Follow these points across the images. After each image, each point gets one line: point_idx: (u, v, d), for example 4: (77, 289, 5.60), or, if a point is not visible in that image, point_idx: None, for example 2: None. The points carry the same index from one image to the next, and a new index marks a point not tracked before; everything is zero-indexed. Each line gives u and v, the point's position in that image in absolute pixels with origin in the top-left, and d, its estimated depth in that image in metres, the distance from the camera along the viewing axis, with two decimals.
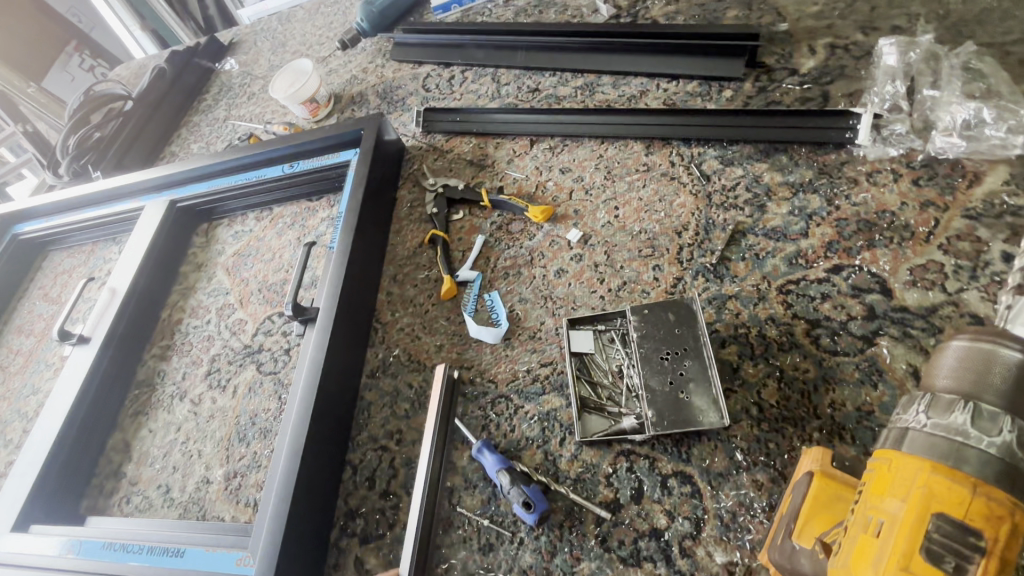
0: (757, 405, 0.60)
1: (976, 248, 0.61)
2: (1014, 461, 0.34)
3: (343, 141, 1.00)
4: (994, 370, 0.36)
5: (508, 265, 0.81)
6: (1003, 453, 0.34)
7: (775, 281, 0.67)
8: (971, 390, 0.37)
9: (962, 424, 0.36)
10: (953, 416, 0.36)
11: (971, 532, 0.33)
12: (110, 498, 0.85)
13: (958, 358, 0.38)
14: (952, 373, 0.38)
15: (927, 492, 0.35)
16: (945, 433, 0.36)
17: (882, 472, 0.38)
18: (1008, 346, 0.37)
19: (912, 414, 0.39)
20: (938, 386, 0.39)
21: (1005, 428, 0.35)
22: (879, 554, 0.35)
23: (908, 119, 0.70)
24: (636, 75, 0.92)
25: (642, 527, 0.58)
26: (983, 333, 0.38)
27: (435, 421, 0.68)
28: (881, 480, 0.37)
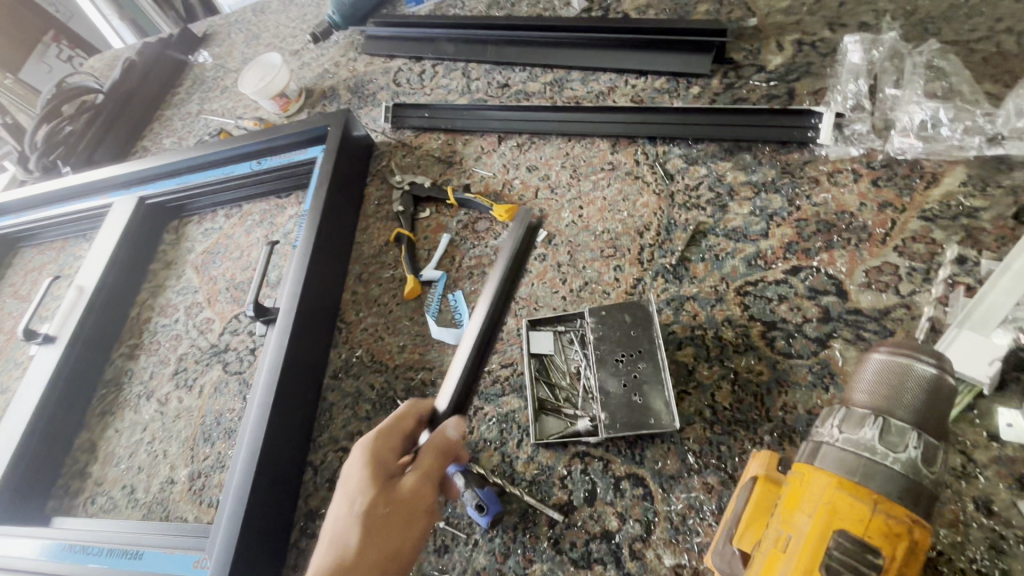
0: (710, 408, 0.60)
1: (930, 250, 0.61)
2: (916, 475, 0.37)
3: (310, 137, 0.99)
4: (906, 385, 0.38)
5: (473, 265, 0.81)
6: (906, 469, 0.37)
7: (733, 282, 0.66)
8: (884, 404, 0.39)
9: (871, 439, 0.38)
10: (864, 431, 0.39)
11: (869, 550, 0.35)
12: (76, 499, 0.85)
13: (875, 371, 0.41)
14: (869, 387, 0.41)
15: (831, 508, 0.37)
16: (856, 449, 0.38)
17: (794, 488, 0.39)
18: (920, 361, 0.39)
19: (827, 428, 0.41)
20: (855, 400, 0.41)
21: (910, 443, 0.37)
22: (785, 568, 0.37)
23: (869, 119, 0.69)
24: (605, 71, 0.91)
25: (594, 529, 0.58)
26: (900, 349, 0.40)
27: (503, 269, 0.75)
28: (793, 495, 0.39)
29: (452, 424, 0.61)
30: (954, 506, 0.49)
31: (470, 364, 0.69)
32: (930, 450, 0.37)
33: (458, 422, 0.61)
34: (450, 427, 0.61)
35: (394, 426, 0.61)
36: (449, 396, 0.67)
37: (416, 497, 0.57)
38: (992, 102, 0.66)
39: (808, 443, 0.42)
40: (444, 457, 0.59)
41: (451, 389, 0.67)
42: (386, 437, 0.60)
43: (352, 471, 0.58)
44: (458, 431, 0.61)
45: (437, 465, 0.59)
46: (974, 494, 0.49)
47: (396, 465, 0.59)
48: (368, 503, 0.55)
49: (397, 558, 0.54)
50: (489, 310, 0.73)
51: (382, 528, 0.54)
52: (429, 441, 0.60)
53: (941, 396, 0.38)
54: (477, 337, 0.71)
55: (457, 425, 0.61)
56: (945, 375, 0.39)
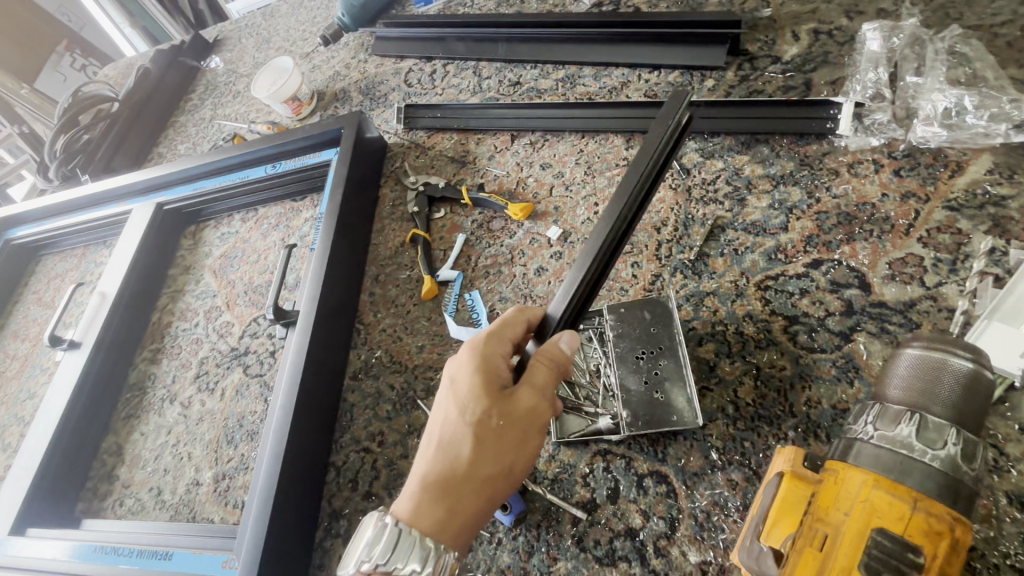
0: (732, 404, 0.60)
1: (956, 240, 0.60)
2: (957, 472, 0.37)
3: (324, 140, 1.00)
4: (943, 380, 0.39)
5: (489, 264, 0.81)
6: (945, 466, 0.37)
7: (754, 277, 0.66)
8: (921, 401, 0.39)
9: (908, 436, 0.39)
10: (900, 428, 0.39)
11: (909, 549, 0.35)
12: (104, 501, 0.87)
13: (910, 368, 0.41)
14: (904, 383, 0.41)
15: (869, 507, 0.36)
16: (892, 446, 0.39)
17: (829, 486, 0.39)
18: (957, 355, 0.39)
19: (862, 425, 0.41)
20: (891, 397, 0.41)
21: (949, 440, 0.37)
22: (823, 568, 0.36)
23: (890, 108, 0.68)
24: (618, 66, 0.90)
25: (618, 527, 0.58)
26: (935, 344, 0.40)
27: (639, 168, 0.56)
28: (828, 493, 0.39)
29: (566, 337, 0.52)
30: (987, 501, 0.48)
31: (586, 275, 0.55)
32: (969, 447, 0.37)
33: (573, 338, 0.52)
34: (563, 342, 0.52)
35: (503, 331, 0.55)
36: (563, 305, 0.55)
37: (532, 408, 0.50)
38: (1018, 87, 0.64)
39: (840, 439, 0.43)
40: (559, 373, 0.52)
41: (566, 293, 0.55)
42: (497, 343, 0.53)
43: (459, 375, 0.52)
44: (573, 345, 0.52)
45: (552, 381, 0.51)
46: (1006, 489, 0.48)
47: (505, 373, 0.53)
48: (480, 414, 0.49)
49: (510, 472, 0.49)
50: (615, 215, 0.56)
51: (495, 440, 0.49)
52: (541, 352, 0.52)
53: (980, 390, 0.38)
54: (597, 249, 0.55)
55: (571, 340, 0.53)
56: (984, 369, 0.39)
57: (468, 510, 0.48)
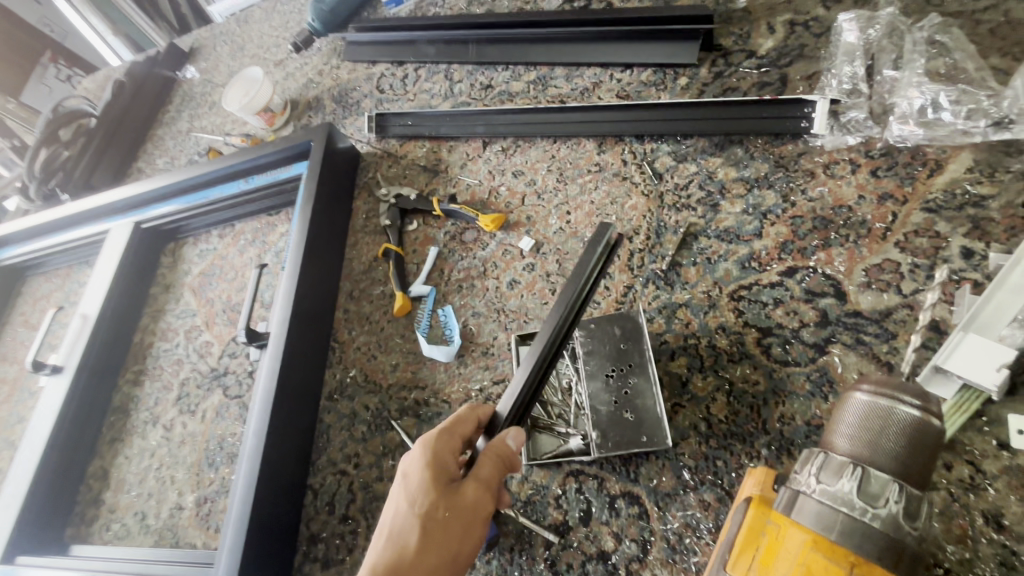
0: (705, 421, 0.58)
1: (934, 244, 0.58)
2: (899, 532, 0.36)
3: (295, 154, 0.98)
4: (889, 433, 0.37)
5: (461, 278, 0.79)
6: (887, 526, 0.36)
7: (727, 286, 0.64)
8: (867, 455, 0.38)
9: (850, 492, 0.37)
10: (842, 483, 0.37)
11: None
12: (92, 526, 0.87)
13: (858, 417, 0.39)
14: (852, 433, 0.39)
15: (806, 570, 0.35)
16: (835, 504, 0.37)
17: (771, 542, 0.38)
18: (904, 403, 0.38)
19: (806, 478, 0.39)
20: (837, 447, 0.40)
21: (891, 498, 0.36)
22: None
23: (866, 105, 0.65)
24: (590, 66, 0.88)
25: (590, 550, 0.57)
26: (882, 390, 0.39)
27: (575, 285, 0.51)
28: (770, 551, 0.38)
29: (513, 433, 0.52)
30: (962, 521, 0.47)
31: (533, 376, 0.52)
32: (911, 503, 0.36)
33: (518, 433, 0.52)
34: (510, 438, 0.52)
35: (455, 423, 0.54)
36: (510, 406, 0.53)
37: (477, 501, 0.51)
38: (999, 79, 0.61)
39: (785, 488, 0.41)
40: (505, 467, 0.52)
41: (511, 395, 0.53)
42: (448, 436, 0.53)
43: (410, 467, 0.52)
44: (520, 441, 0.52)
45: (498, 473, 0.52)
46: (983, 508, 0.47)
47: (455, 468, 0.52)
48: (428, 506, 0.49)
49: (455, 565, 0.49)
50: (558, 322, 0.52)
51: (440, 534, 0.49)
52: (489, 447, 0.52)
53: (925, 443, 0.37)
54: (540, 354, 0.52)
55: (518, 436, 0.52)
56: (931, 419, 0.37)
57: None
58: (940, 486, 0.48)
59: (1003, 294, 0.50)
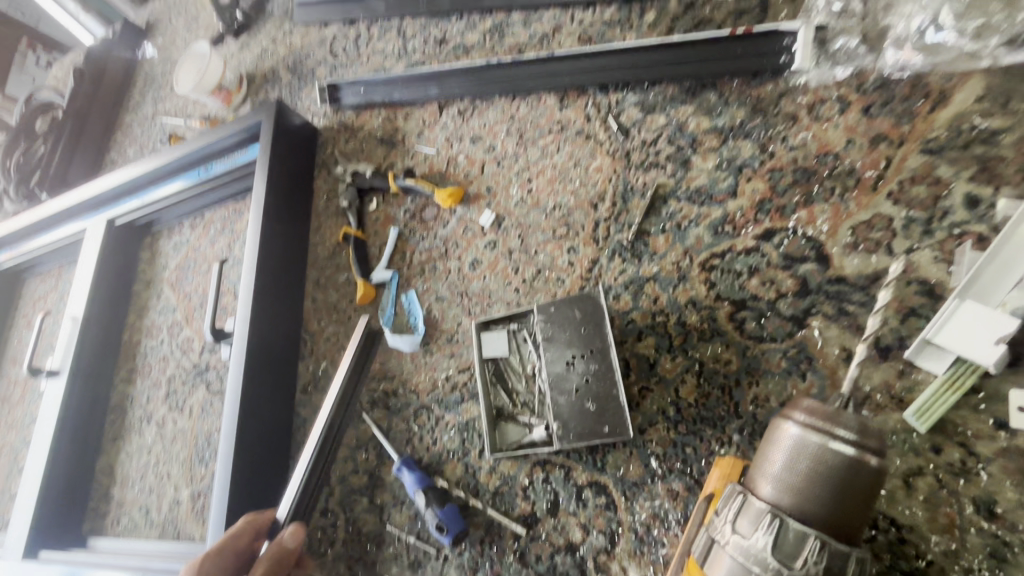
0: (674, 405, 0.54)
1: (933, 192, 0.50)
2: None
3: (249, 136, 0.92)
4: (816, 480, 0.34)
5: (423, 259, 0.75)
6: None
7: (698, 256, 0.58)
8: (790, 505, 0.34)
9: (765, 548, 0.34)
10: (757, 537, 0.34)
11: None
12: (106, 519, 0.91)
13: (786, 459, 0.35)
14: (779, 478, 0.36)
15: None
16: (747, 560, 0.34)
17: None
18: (838, 438, 0.34)
19: (723, 526, 0.36)
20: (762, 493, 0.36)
21: (808, 556, 0.33)
22: None
23: (859, 28, 0.56)
24: (548, 7, 0.78)
25: (558, 541, 0.55)
26: (815, 422, 0.35)
27: (342, 382, 0.65)
28: None
29: (290, 533, 0.59)
30: (949, 509, 0.42)
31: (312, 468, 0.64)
32: (835, 561, 0.33)
33: (294, 532, 0.59)
34: (289, 538, 0.59)
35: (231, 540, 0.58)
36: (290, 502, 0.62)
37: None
38: None
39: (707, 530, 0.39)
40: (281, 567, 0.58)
41: (292, 492, 0.62)
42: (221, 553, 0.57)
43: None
44: (298, 539, 0.59)
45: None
46: (974, 495, 0.42)
47: None
48: None
49: None
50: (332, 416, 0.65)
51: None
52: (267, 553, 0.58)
53: (856, 487, 0.33)
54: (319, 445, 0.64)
55: (296, 534, 0.60)
56: (867, 458, 0.33)
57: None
58: (925, 472, 0.44)
59: (1006, 252, 0.43)
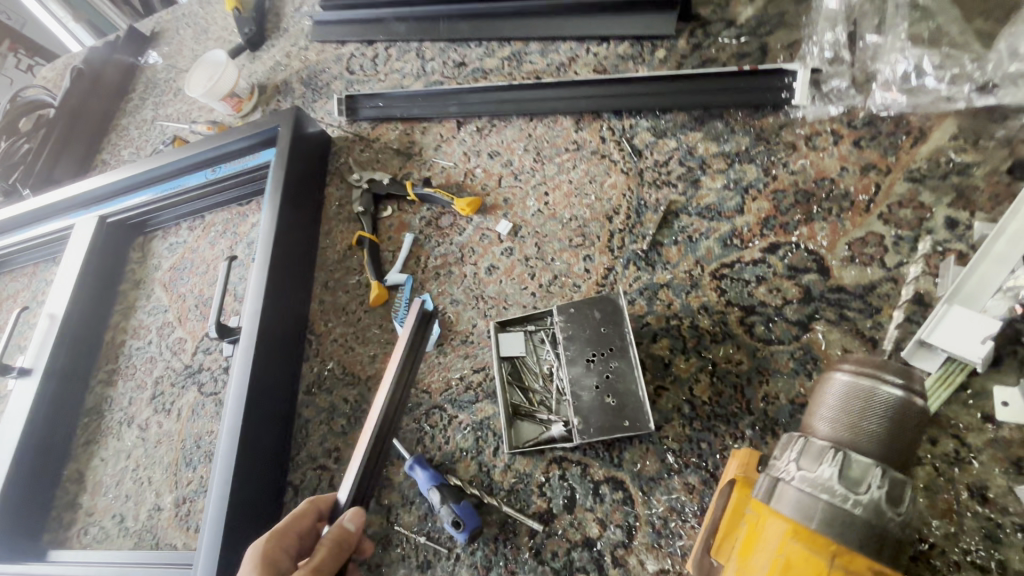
0: (689, 402, 0.57)
1: (918, 215, 0.56)
2: (881, 519, 0.34)
3: (263, 140, 0.93)
4: (869, 413, 0.37)
5: (439, 264, 0.77)
6: (868, 512, 0.34)
7: (708, 265, 0.62)
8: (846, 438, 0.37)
9: (830, 478, 0.36)
10: (822, 469, 0.36)
11: None
12: (69, 530, 0.85)
13: (839, 398, 0.38)
14: (832, 416, 0.38)
15: (785, 561, 0.35)
16: (814, 489, 0.36)
17: (751, 530, 0.38)
18: (887, 380, 0.37)
19: (785, 464, 0.38)
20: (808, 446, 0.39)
21: (872, 483, 0.35)
22: None
23: (848, 73, 0.63)
24: (564, 40, 0.85)
25: (575, 537, 0.56)
26: (864, 369, 0.38)
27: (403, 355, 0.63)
28: (750, 540, 0.38)
29: (350, 515, 0.55)
30: (947, 495, 0.46)
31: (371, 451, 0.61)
32: (894, 488, 0.35)
33: (354, 514, 0.55)
34: (347, 521, 0.54)
35: (293, 522, 0.56)
36: (351, 486, 0.59)
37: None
38: (984, 42, 0.59)
39: (765, 476, 0.40)
40: (344, 551, 0.54)
41: (353, 474, 0.60)
42: (281, 537, 0.55)
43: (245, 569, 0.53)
44: (357, 522, 0.55)
45: (336, 564, 0.53)
46: (968, 481, 0.46)
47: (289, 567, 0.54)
48: None
49: None
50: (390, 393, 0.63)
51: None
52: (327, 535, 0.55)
53: (906, 422, 0.36)
54: (376, 429, 0.61)
55: (355, 516, 0.55)
56: (913, 398, 0.37)
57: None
58: (924, 461, 0.48)
59: (999, 247, 0.49)
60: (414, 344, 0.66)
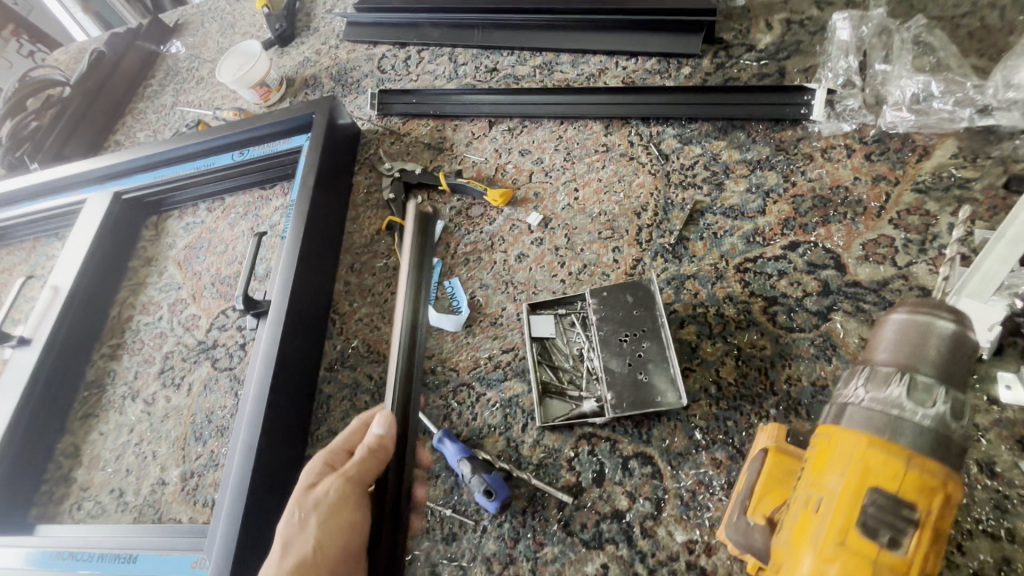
0: (715, 383, 0.60)
1: (925, 221, 0.62)
2: (946, 430, 0.38)
3: (295, 126, 0.95)
4: (930, 343, 0.39)
5: (468, 251, 0.79)
6: (935, 424, 0.37)
7: (733, 259, 0.67)
8: (908, 363, 0.40)
9: (899, 397, 0.39)
10: (890, 389, 0.39)
11: (904, 504, 0.36)
12: (60, 506, 0.81)
13: (897, 331, 0.41)
14: (892, 346, 0.41)
15: (864, 466, 0.37)
16: (883, 408, 0.39)
17: (822, 447, 0.40)
18: (941, 318, 0.40)
19: (852, 390, 0.41)
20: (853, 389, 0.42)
21: (938, 399, 0.38)
22: (820, 528, 0.38)
23: (860, 95, 0.70)
24: (595, 54, 0.91)
25: (604, 509, 0.58)
26: (919, 308, 0.41)
27: (409, 268, 0.72)
28: (822, 456, 0.40)
29: (380, 420, 0.60)
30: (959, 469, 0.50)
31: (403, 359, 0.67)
32: (956, 406, 0.38)
33: (384, 419, 0.60)
34: (375, 425, 0.60)
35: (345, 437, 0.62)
36: (393, 395, 0.65)
37: (361, 498, 0.58)
38: (980, 75, 0.67)
39: (831, 403, 0.43)
40: (379, 455, 0.59)
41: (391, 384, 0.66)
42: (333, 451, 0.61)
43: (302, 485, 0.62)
44: (387, 427, 0.60)
45: (375, 466, 0.59)
46: (977, 457, 0.50)
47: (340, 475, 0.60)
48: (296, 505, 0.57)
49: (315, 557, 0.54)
50: (409, 304, 0.70)
51: (332, 534, 0.55)
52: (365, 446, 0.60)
53: (964, 350, 0.39)
54: (402, 338, 0.68)
55: (386, 422, 0.60)
56: (965, 330, 0.39)
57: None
58: None
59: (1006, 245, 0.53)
60: (420, 261, 0.75)
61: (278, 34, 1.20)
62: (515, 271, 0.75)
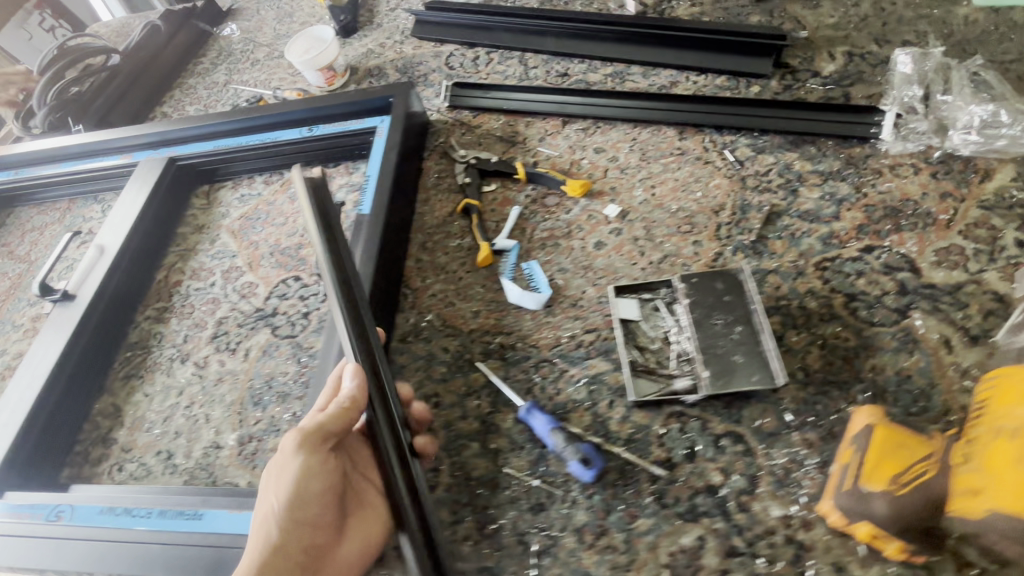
0: (802, 369, 0.63)
1: (991, 234, 0.67)
2: None
3: (370, 108, 0.97)
4: None
5: (546, 236, 0.81)
6: None
7: (811, 258, 0.70)
8: None
9: None
10: None
11: None
12: (98, 467, 0.77)
13: None
14: None
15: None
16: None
17: (1005, 391, 0.51)
18: None
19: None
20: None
21: None
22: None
23: (925, 121, 0.77)
24: (666, 67, 0.96)
25: (698, 484, 0.59)
26: None
27: (318, 231, 0.57)
28: (1007, 398, 0.51)
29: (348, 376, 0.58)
30: None
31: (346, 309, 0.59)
32: None
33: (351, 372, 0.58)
34: (345, 378, 0.58)
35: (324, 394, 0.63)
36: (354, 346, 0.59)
37: (326, 450, 0.60)
38: None
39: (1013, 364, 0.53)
40: (341, 407, 0.58)
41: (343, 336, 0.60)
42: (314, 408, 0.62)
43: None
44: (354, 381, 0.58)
45: (341, 420, 0.58)
46: None
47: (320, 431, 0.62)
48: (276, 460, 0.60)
49: (293, 506, 0.58)
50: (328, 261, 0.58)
51: (298, 484, 0.58)
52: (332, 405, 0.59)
53: None
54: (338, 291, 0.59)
55: (353, 375, 0.58)
56: None
57: (319, 542, 0.59)
58: None
59: None
60: (324, 210, 0.58)
61: (343, 26, 1.23)
62: (595, 257, 0.78)
